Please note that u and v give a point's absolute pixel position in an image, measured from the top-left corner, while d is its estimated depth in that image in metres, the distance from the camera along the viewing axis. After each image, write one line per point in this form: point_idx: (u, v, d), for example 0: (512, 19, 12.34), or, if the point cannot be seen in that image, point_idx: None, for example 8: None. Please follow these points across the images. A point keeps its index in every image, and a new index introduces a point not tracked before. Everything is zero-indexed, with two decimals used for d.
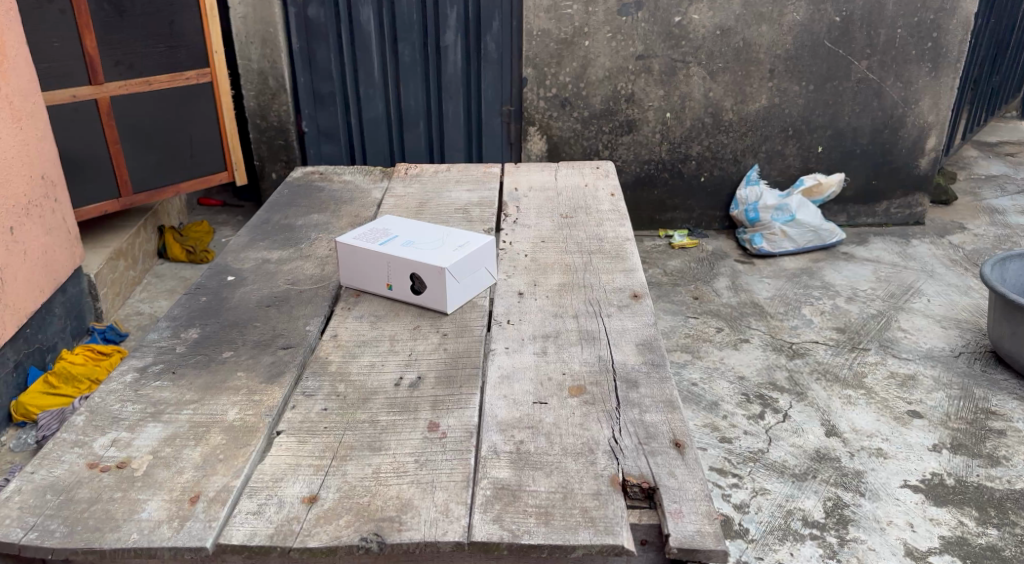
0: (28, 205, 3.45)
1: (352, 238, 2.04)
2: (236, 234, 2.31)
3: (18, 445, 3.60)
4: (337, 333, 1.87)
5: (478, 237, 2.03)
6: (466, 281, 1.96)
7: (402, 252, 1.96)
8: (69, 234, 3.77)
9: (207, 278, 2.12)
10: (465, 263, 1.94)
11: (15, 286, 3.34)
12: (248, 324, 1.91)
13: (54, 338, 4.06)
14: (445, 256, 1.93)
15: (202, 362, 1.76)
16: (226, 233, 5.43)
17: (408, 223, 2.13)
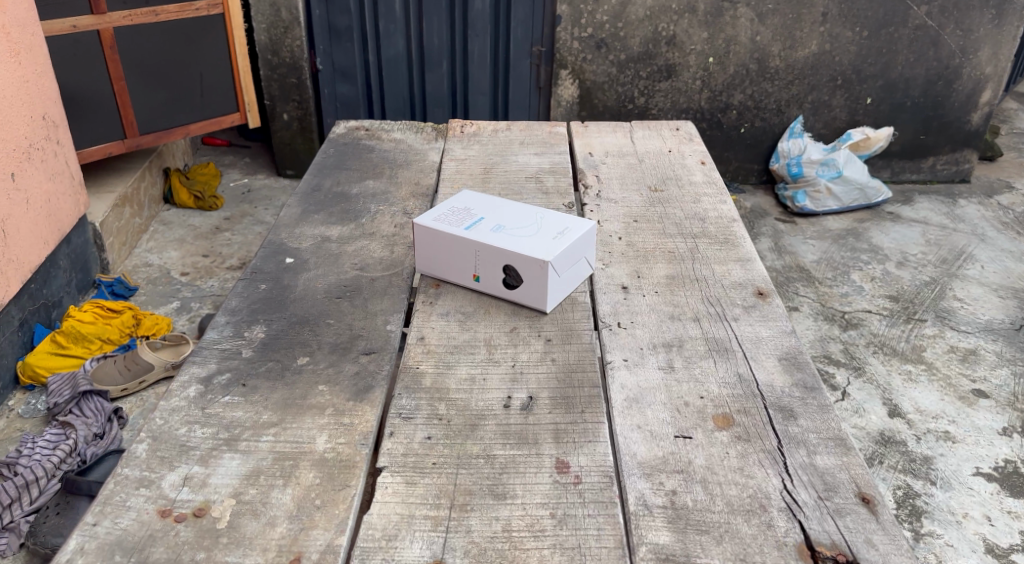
0: (29, 148, 3.14)
1: (432, 220, 1.78)
2: (287, 207, 2.07)
3: (28, 411, 3.42)
4: (424, 334, 1.64)
5: (576, 222, 1.79)
6: (567, 276, 1.72)
7: (494, 240, 1.71)
8: (73, 180, 3.46)
9: (262, 261, 1.88)
10: (567, 256, 1.69)
11: (18, 239, 3.07)
12: (320, 321, 1.68)
13: (60, 292, 3.81)
14: (546, 247, 1.68)
15: (276, 371, 1.54)
16: (235, 175, 5.12)
17: (491, 203, 1.87)
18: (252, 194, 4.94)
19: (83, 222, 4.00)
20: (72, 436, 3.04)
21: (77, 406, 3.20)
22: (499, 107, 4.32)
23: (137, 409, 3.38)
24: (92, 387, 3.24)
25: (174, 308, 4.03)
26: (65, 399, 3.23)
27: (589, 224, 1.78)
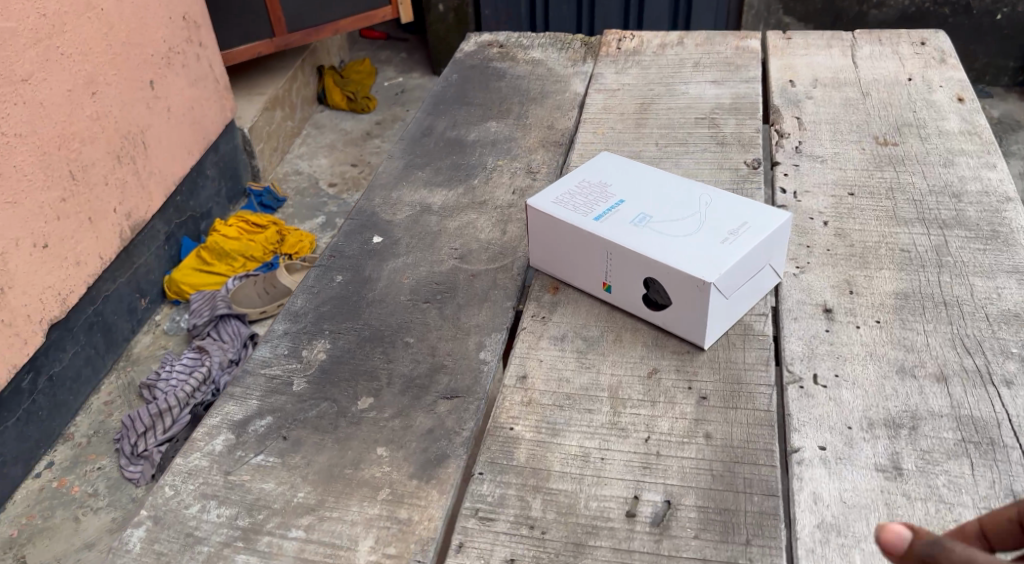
0: (169, 51, 2.90)
1: (552, 201, 1.29)
2: (388, 162, 1.67)
3: (171, 327, 2.96)
4: (528, 372, 1.20)
5: (758, 213, 1.24)
6: (736, 295, 1.20)
7: (636, 239, 1.21)
8: (214, 84, 3.18)
9: (345, 239, 1.49)
10: (739, 269, 1.17)
11: (159, 151, 2.87)
12: (396, 340, 1.28)
13: (208, 203, 3.41)
14: (711, 256, 1.17)
15: (327, 418, 1.16)
16: (390, 73, 4.76)
17: (636, 174, 1.36)
18: (405, 95, 4.57)
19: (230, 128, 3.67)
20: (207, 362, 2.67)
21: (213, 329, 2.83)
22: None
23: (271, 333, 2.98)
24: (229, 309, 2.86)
25: (320, 223, 3.68)
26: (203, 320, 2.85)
27: (780, 216, 1.23)
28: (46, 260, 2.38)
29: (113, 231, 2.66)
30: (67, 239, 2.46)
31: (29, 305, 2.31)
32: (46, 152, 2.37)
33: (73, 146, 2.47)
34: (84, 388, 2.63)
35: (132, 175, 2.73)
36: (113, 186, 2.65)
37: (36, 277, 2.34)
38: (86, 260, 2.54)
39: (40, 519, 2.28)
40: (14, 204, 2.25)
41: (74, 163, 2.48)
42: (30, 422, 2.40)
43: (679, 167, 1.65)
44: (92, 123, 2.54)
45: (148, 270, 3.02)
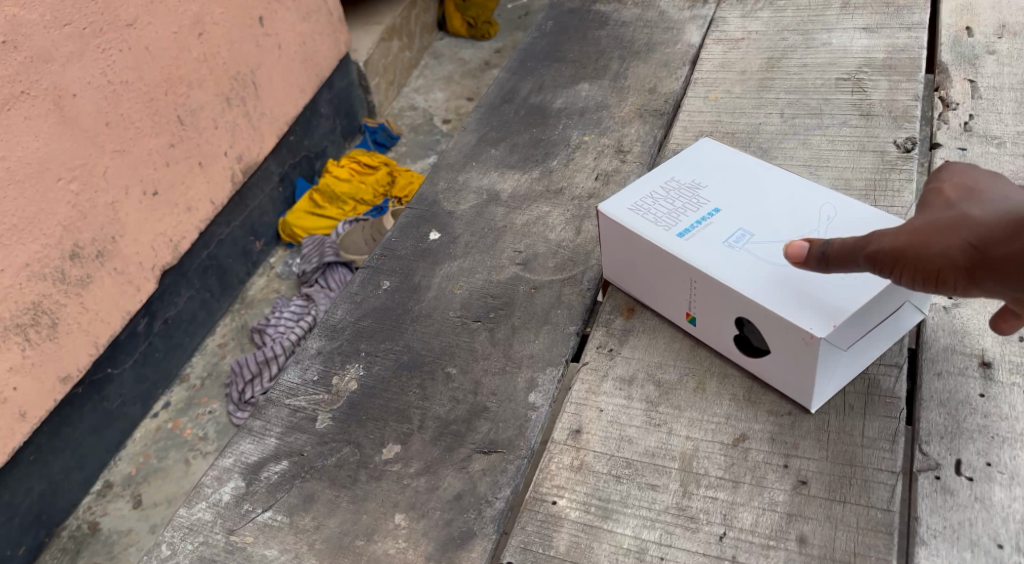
0: None
1: (627, 206, 1.04)
2: (457, 141, 1.46)
3: (284, 271, 2.62)
4: (582, 426, 0.99)
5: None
6: (862, 344, 0.92)
7: (729, 267, 0.95)
8: (331, 16, 2.61)
9: (400, 235, 1.30)
10: (867, 315, 0.89)
11: (273, 85, 2.38)
12: (436, 370, 1.08)
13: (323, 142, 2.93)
14: (827, 297, 0.89)
15: (346, 469, 1.00)
16: None
17: (739, 170, 1.07)
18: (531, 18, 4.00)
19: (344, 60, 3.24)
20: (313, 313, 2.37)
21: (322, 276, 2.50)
22: None
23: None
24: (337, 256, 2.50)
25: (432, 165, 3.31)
26: (311, 267, 2.51)
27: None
28: (159, 210, 2.01)
29: (224, 175, 2.23)
30: (179, 187, 2.06)
31: (140, 255, 1.97)
32: (154, 98, 1.95)
33: (181, 89, 2.03)
34: (200, 329, 2.36)
35: (245, 119, 2.28)
36: (226, 129, 2.21)
37: (147, 226, 1.98)
38: (200, 210, 2.16)
39: (156, 459, 2.10)
40: (121, 151, 1.88)
41: (182, 108, 2.04)
42: (146, 365, 2.15)
43: (809, 146, 1.34)
44: (202, 63, 2.09)
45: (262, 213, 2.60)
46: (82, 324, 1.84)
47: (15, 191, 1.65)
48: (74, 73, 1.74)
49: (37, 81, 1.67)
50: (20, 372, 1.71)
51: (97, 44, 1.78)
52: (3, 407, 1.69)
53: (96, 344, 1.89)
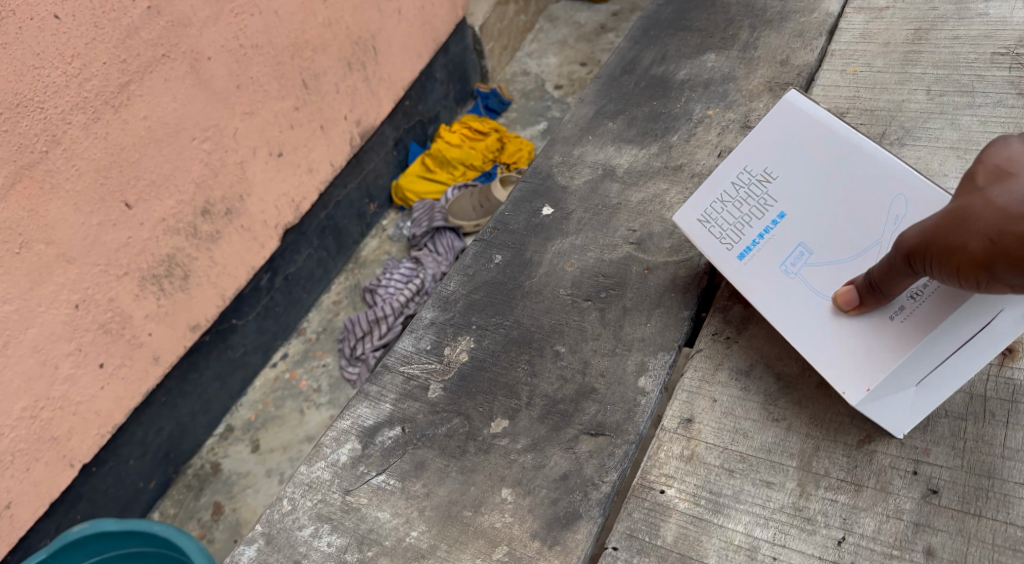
0: None
1: (695, 214, 1.04)
2: (576, 111, 1.42)
3: (396, 235, 2.68)
4: (695, 414, 0.95)
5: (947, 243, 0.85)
6: (938, 370, 0.86)
7: (783, 306, 0.96)
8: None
9: (513, 208, 1.28)
10: (909, 352, 0.86)
11: (391, 55, 2.43)
12: (545, 347, 1.07)
13: (437, 106, 2.95)
14: (862, 349, 0.90)
15: (455, 442, 1.00)
16: None
17: (817, 145, 0.98)
18: None
19: (462, 23, 3.22)
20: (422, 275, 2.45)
21: (431, 241, 2.57)
22: None
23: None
24: (447, 222, 2.57)
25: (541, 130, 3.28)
26: (421, 231, 2.58)
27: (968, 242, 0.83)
28: (283, 170, 2.08)
29: (344, 139, 2.30)
30: (302, 148, 2.13)
31: (266, 213, 2.06)
32: (281, 62, 1.99)
33: (307, 55, 2.06)
34: (316, 286, 2.44)
35: (364, 83, 2.33)
36: (346, 94, 2.26)
37: (272, 185, 2.06)
38: (321, 171, 2.23)
39: (273, 408, 2.19)
40: (251, 113, 1.93)
41: (308, 72, 2.09)
42: (268, 318, 2.24)
43: (957, 127, 1.24)
44: (326, 28, 2.11)
45: (377, 176, 2.65)
46: (211, 278, 1.92)
47: (155, 150, 1.71)
48: (212, 37, 1.77)
49: (177, 45, 1.70)
50: (155, 319, 1.81)
51: (231, 9, 1.80)
52: (138, 351, 1.78)
53: (224, 295, 1.98)
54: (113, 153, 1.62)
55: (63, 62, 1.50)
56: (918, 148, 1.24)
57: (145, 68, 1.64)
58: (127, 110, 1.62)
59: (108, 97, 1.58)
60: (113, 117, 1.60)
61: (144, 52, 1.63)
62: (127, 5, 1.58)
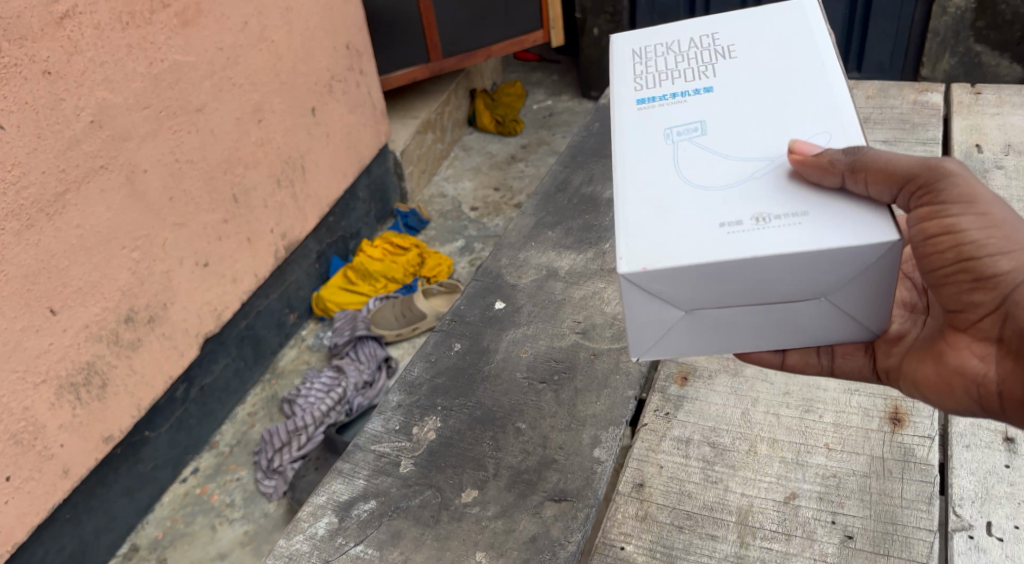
0: (332, 80, 2.68)
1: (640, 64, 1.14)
2: (518, 219, 1.59)
3: (315, 344, 2.75)
4: (645, 479, 1.09)
5: (855, 220, 0.86)
6: (706, 318, 0.92)
7: (647, 154, 1.00)
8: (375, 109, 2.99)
9: (467, 303, 1.41)
10: (707, 290, 0.88)
11: (319, 175, 2.67)
12: (508, 424, 1.19)
13: (358, 223, 3.09)
14: (669, 239, 0.89)
15: (430, 511, 1.09)
16: (541, 96, 4.26)
17: (791, 63, 1.06)
18: (554, 118, 4.09)
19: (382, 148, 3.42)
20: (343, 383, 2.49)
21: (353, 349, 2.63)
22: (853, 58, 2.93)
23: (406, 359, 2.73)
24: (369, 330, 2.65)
25: (459, 247, 3.43)
26: (342, 340, 2.64)
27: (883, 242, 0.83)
28: (208, 279, 2.19)
29: (269, 251, 2.46)
30: (228, 258, 2.26)
31: (188, 320, 2.13)
32: (213, 177, 2.16)
33: (239, 170, 2.26)
34: (232, 398, 2.46)
35: (292, 199, 2.53)
36: (273, 209, 2.45)
37: (197, 294, 2.15)
38: (245, 281, 2.35)
39: (183, 524, 2.16)
40: (180, 225, 2.06)
41: (238, 187, 2.27)
42: (180, 431, 2.25)
43: None
44: (257, 147, 2.34)
45: (297, 287, 2.74)
46: (128, 388, 1.95)
47: (84, 258, 1.79)
48: (148, 151, 1.93)
49: (116, 158, 1.83)
50: (69, 430, 1.81)
51: (170, 126, 1.99)
52: (49, 464, 1.77)
53: (139, 406, 1.99)
54: (44, 260, 1.70)
55: (4, 170, 1.59)
56: None
57: (83, 178, 1.76)
58: (61, 218, 1.72)
59: (44, 205, 1.68)
60: (46, 224, 1.69)
61: (83, 163, 1.76)
62: (70, 120, 1.72)
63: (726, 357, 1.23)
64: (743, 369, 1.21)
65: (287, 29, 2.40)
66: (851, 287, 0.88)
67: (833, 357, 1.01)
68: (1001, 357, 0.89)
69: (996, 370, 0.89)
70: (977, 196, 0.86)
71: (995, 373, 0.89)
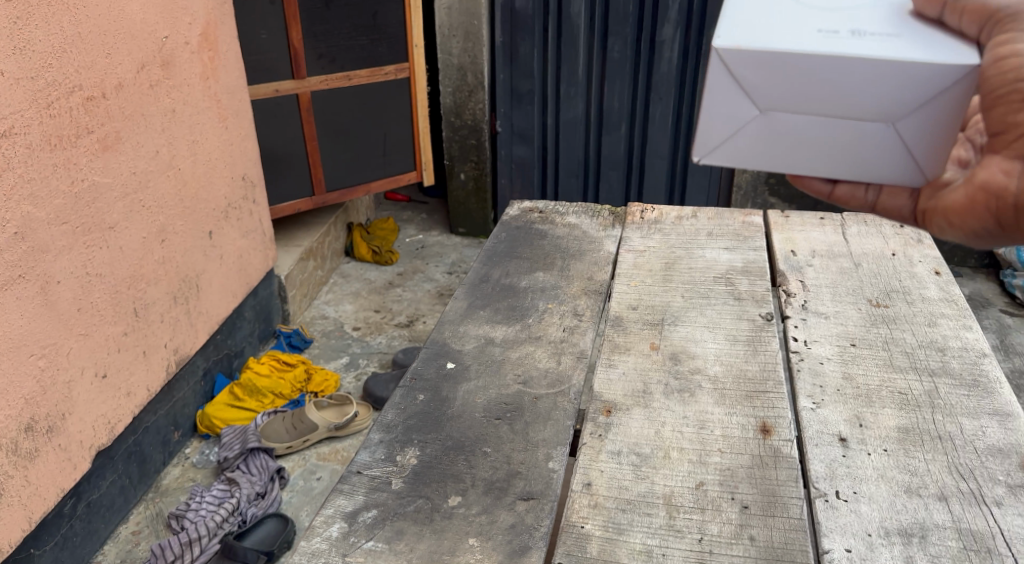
0: (227, 207, 3.01)
1: None
2: (453, 302, 1.94)
3: (201, 461, 2.85)
4: (591, 480, 1.41)
5: (940, 48, 1.15)
6: (774, 120, 1.24)
7: None
8: (264, 236, 3.30)
9: (423, 365, 1.72)
10: (786, 89, 1.21)
11: (211, 293, 2.93)
12: (476, 449, 1.48)
13: (243, 343, 3.27)
14: (776, 35, 1.22)
15: (423, 513, 1.35)
16: (413, 231, 4.59)
17: None
18: (426, 249, 4.38)
19: (269, 273, 3.49)
20: (236, 495, 2.60)
21: (244, 462, 2.74)
22: (675, 204, 4.00)
23: (297, 470, 2.85)
24: (260, 442, 2.77)
25: (343, 363, 3.47)
26: (233, 453, 2.77)
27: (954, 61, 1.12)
28: (104, 391, 2.37)
29: (161, 365, 2.65)
30: (123, 371, 2.45)
31: (83, 432, 2.29)
32: (119, 291, 2.41)
33: (141, 286, 2.51)
34: (115, 515, 2.53)
35: (185, 315, 2.76)
36: (168, 323, 2.67)
37: (93, 405, 2.32)
38: (138, 394, 2.54)
39: None
40: (85, 334, 2.27)
41: (139, 301, 2.51)
42: (64, 549, 2.30)
43: (706, 316, 1.86)
44: (159, 265, 2.61)
45: (184, 404, 2.88)
46: (21, 499, 2.06)
47: None
48: (63, 265, 2.17)
49: (33, 269, 2.06)
50: None
51: (85, 241, 2.26)
52: None
53: (30, 519, 2.09)
54: None
55: None
56: (682, 327, 1.83)
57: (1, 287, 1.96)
58: None
59: None
60: None
61: (4, 271, 1.97)
62: None
63: (637, 395, 1.61)
64: (651, 402, 1.59)
65: (192, 160, 2.76)
66: (914, 114, 1.17)
67: (878, 194, 1.28)
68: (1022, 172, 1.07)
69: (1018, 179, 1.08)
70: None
71: (1013, 185, 1.08)
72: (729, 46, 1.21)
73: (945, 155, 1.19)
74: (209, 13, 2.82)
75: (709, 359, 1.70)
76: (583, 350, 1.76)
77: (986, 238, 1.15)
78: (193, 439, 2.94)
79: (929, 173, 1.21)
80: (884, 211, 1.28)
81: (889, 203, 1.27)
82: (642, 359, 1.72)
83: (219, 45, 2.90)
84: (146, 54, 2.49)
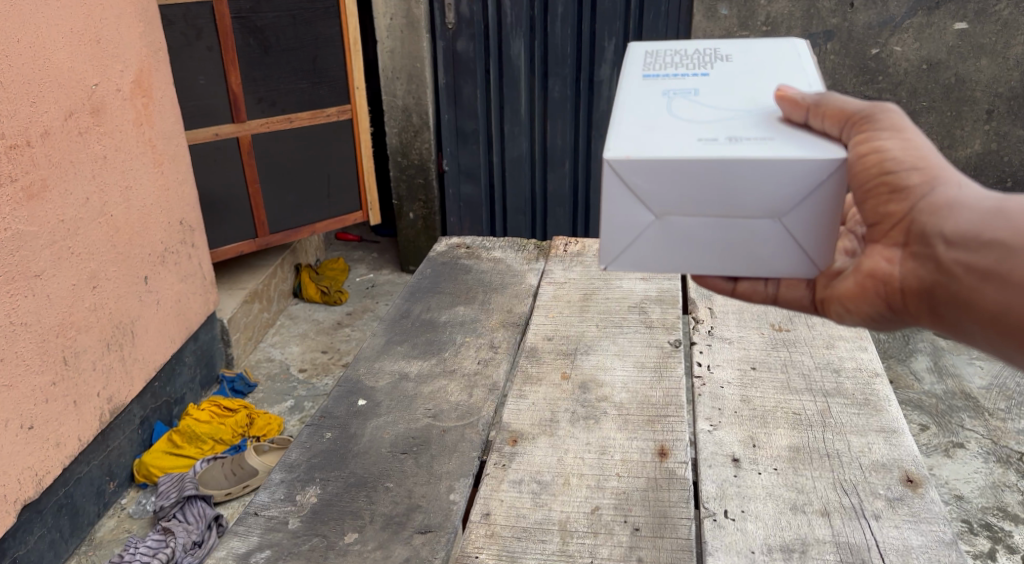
0: (164, 252, 2.99)
1: (645, 52, 1.53)
2: (370, 339, 1.95)
3: (137, 511, 2.79)
4: (490, 510, 1.42)
5: (811, 145, 1.21)
6: (670, 224, 1.27)
7: (643, 98, 1.37)
8: (204, 279, 3.29)
9: (335, 402, 1.73)
10: (679, 196, 1.24)
11: (147, 339, 2.89)
12: (378, 485, 1.49)
13: (183, 389, 3.22)
14: (659, 142, 1.24)
15: (318, 552, 1.36)
16: (362, 270, 4.59)
17: (751, 47, 1.50)
18: (375, 289, 4.39)
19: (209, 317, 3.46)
20: (171, 544, 2.53)
21: (180, 510, 2.68)
22: None
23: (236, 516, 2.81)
24: (197, 489, 2.72)
25: (288, 406, 3.41)
26: (169, 502, 2.70)
27: (825, 158, 1.18)
28: (31, 443, 2.32)
29: (94, 414, 2.61)
30: (52, 422, 2.41)
31: (6, 486, 2.24)
32: (46, 339, 2.39)
33: (71, 333, 2.48)
34: None
35: (120, 361, 2.73)
36: (101, 371, 2.64)
37: (18, 457, 2.27)
38: (67, 445, 2.49)
39: None
40: (9, 385, 2.24)
41: (69, 350, 2.48)
42: None
43: (618, 345, 1.89)
44: (90, 312, 2.58)
45: (119, 453, 2.83)
46: None
47: None
48: None
49: None
50: None
51: (9, 289, 2.23)
52: None
53: None
54: None
55: None
56: (595, 355, 1.85)
57: None
58: None
59: None
60: None
61: None
62: None
63: (543, 424, 1.63)
64: (556, 431, 1.60)
65: (125, 206, 2.75)
66: (797, 209, 1.22)
67: (777, 287, 1.32)
68: (903, 258, 1.12)
69: (899, 267, 1.13)
70: (904, 128, 1.15)
71: (898, 271, 1.13)
72: (619, 156, 1.22)
73: (831, 245, 1.25)
74: (141, 60, 2.84)
75: (616, 387, 1.73)
76: (495, 383, 1.78)
77: (883, 321, 1.19)
78: (129, 488, 2.89)
79: (821, 265, 1.26)
80: (785, 302, 1.32)
81: (789, 294, 1.31)
82: (553, 390, 1.74)
83: (153, 92, 2.91)
84: (74, 102, 2.50)
